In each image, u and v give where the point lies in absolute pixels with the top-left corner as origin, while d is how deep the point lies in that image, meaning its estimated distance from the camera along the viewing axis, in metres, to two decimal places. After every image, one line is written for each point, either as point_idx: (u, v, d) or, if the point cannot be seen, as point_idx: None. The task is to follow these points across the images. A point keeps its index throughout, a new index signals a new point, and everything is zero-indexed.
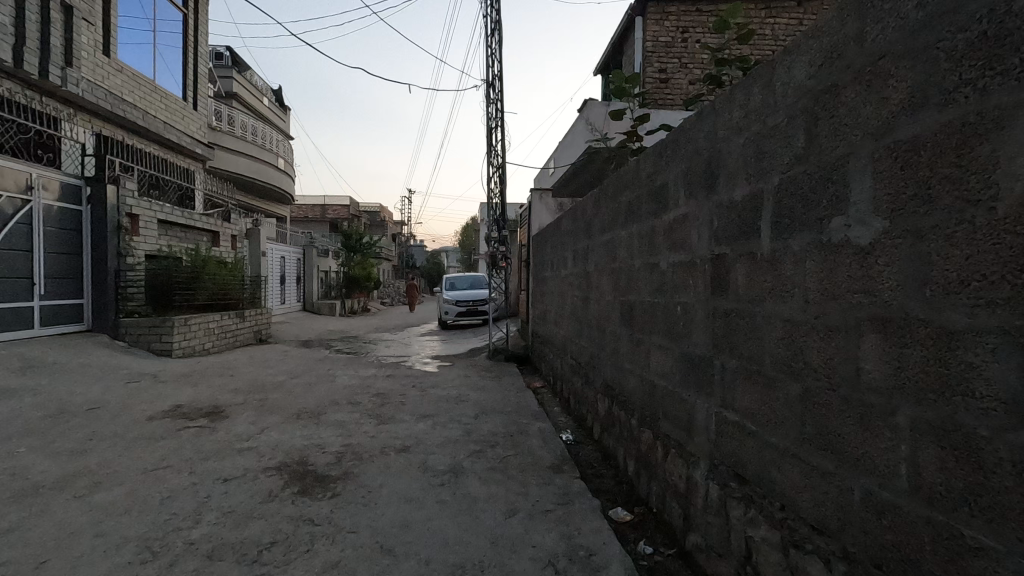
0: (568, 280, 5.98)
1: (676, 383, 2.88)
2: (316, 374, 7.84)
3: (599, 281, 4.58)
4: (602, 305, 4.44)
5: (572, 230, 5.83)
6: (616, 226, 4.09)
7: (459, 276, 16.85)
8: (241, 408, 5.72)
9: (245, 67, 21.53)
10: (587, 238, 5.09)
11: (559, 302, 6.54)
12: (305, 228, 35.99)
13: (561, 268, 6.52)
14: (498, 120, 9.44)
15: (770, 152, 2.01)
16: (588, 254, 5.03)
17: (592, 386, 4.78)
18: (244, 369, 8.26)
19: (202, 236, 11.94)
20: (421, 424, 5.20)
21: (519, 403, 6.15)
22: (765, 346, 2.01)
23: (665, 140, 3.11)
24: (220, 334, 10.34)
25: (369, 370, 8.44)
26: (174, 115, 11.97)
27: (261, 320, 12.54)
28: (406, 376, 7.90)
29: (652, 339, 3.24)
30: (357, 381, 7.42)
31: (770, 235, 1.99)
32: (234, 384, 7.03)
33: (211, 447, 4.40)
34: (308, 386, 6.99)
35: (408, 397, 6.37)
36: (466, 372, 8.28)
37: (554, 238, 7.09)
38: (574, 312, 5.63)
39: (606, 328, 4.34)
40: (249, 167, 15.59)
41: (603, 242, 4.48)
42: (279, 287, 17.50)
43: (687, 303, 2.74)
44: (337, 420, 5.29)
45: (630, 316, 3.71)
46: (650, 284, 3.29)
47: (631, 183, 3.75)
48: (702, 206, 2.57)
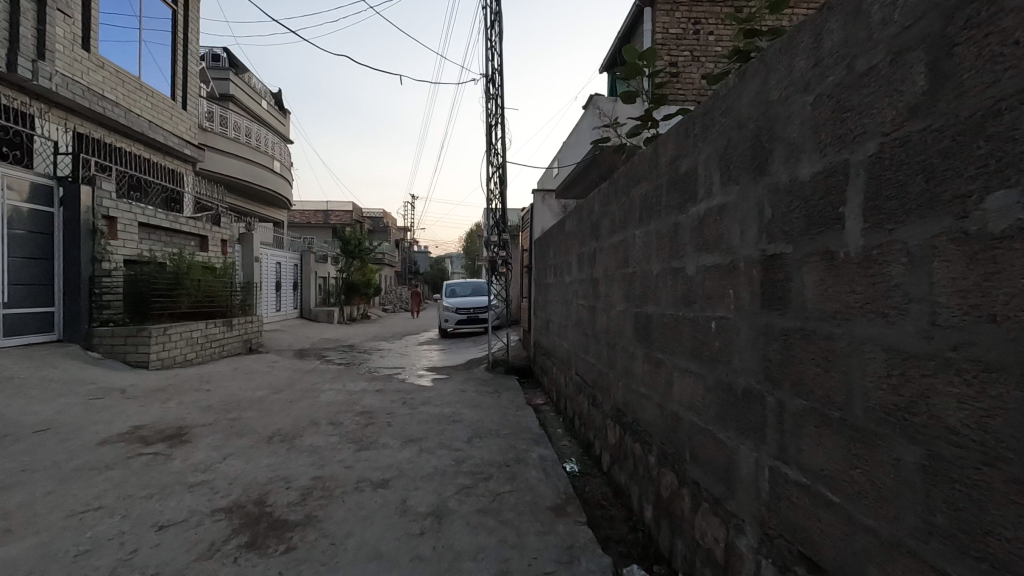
0: (573, 286, 5.40)
1: (708, 419, 2.28)
2: (300, 389, 7.26)
3: (608, 289, 3.99)
4: (612, 316, 3.85)
5: (577, 232, 5.25)
6: (628, 225, 3.51)
7: (460, 283, 16.28)
8: (208, 429, 5.14)
9: (243, 69, 21.11)
10: (594, 240, 4.51)
11: (563, 312, 5.95)
12: (306, 234, 35.58)
13: (564, 274, 5.93)
14: (498, 116, 8.88)
15: (858, 108, 1.42)
16: (595, 259, 4.44)
17: (600, 409, 4.18)
18: (225, 382, 7.70)
19: (190, 241, 11.45)
20: (406, 450, 4.60)
21: (518, 424, 5.54)
22: (853, 383, 1.41)
23: (691, 117, 2.53)
24: (205, 343, 9.84)
25: (359, 383, 7.86)
26: (162, 115, 11.49)
27: (251, 329, 12.00)
28: (397, 391, 7.30)
29: (675, 361, 2.65)
30: (343, 396, 6.83)
31: (860, 226, 1.40)
32: (208, 400, 6.45)
33: (160, 479, 3.82)
34: (289, 403, 6.41)
35: (396, 417, 5.77)
36: (463, 386, 7.68)
37: (557, 241, 6.50)
38: (579, 323, 5.05)
39: (616, 344, 3.75)
40: (243, 170, 15.09)
41: (612, 244, 3.89)
42: (274, 294, 16.95)
43: (723, 317, 2.15)
44: (312, 445, 4.69)
45: (646, 330, 3.11)
46: (672, 293, 2.70)
47: (646, 172, 3.18)
48: (746, 193, 1.98)
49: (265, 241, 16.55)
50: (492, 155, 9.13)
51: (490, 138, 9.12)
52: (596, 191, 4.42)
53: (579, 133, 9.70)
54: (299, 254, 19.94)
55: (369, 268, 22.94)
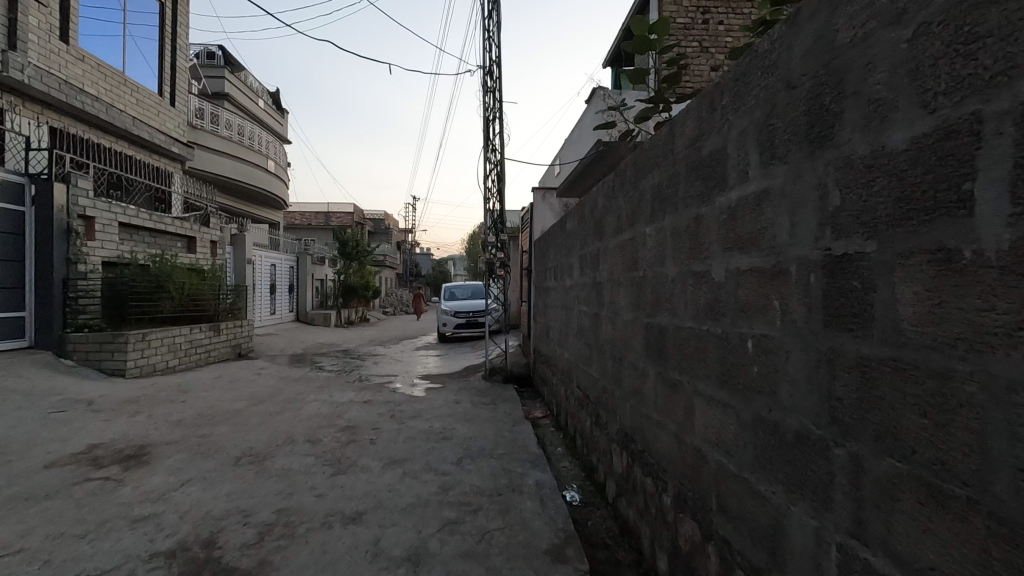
0: (575, 292, 4.92)
1: (744, 465, 1.78)
2: (282, 400, 6.79)
3: (613, 294, 3.50)
4: (619, 326, 3.37)
5: (579, 230, 4.78)
6: (637, 221, 3.02)
7: (459, 286, 15.83)
8: (172, 449, 4.67)
9: (240, 67, 20.73)
10: (597, 239, 4.02)
11: (564, 318, 5.47)
12: (306, 235, 35.19)
13: (565, 277, 5.44)
14: (496, 110, 8.43)
15: (1000, 30, 0.94)
16: (599, 261, 3.96)
17: (605, 431, 3.69)
18: (204, 391, 7.24)
19: (177, 242, 11.02)
20: (387, 474, 4.11)
21: (514, 441, 5.06)
22: (995, 450, 0.93)
23: (716, 86, 2.06)
24: (189, 349, 9.40)
25: (347, 393, 7.38)
26: (148, 111, 11.08)
27: (241, 334, 11.57)
28: (387, 402, 6.82)
29: (698, 386, 2.16)
30: (327, 409, 6.36)
31: (1006, 210, 0.92)
32: (180, 412, 5.99)
33: (101, 513, 3.34)
34: (267, 416, 5.93)
35: (381, 433, 5.29)
36: (457, 397, 7.20)
37: (558, 241, 6.04)
38: (581, 332, 4.57)
39: (623, 358, 3.26)
40: (236, 169, 14.67)
41: (619, 243, 3.41)
42: (268, 296, 16.52)
43: (766, 337, 1.66)
44: (283, 468, 4.22)
45: (659, 345, 2.63)
46: (693, 304, 2.22)
47: (659, 158, 2.69)
48: (799, 174, 1.50)
49: (259, 242, 16.12)
50: (490, 151, 8.65)
51: (488, 134, 8.64)
52: (600, 185, 3.94)
53: (581, 129, 9.24)
54: (295, 255, 19.51)
55: (368, 271, 22.52)
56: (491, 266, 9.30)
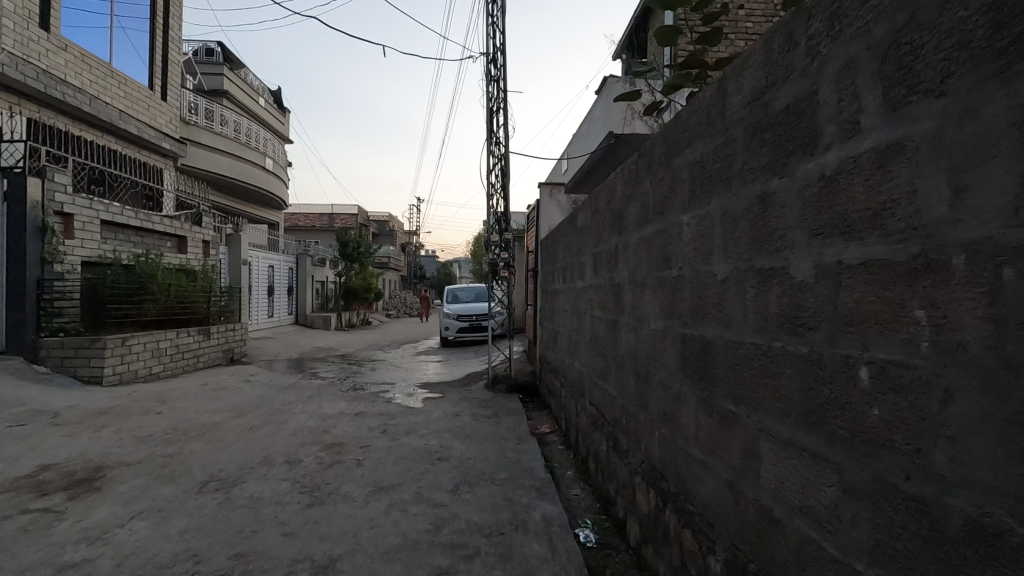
0: (588, 295, 4.35)
1: (855, 550, 1.22)
2: (267, 412, 6.25)
3: (638, 298, 2.94)
4: (644, 336, 2.81)
5: (592, 225, 4.21)
6: (669, 208, 2.46)
7: (463, 288, 15.30)
8: (132, 472, 4.12)
9: (240, 65, 20.31)
10: (615, 233, 3.46)
11: (575, 325, 4.91)
12: (309, 237, 34.78)
13: (576, 278, 4.88)
14: (499, 101, 7.89)
15: None
16: (618, 260, 3.40)
17: (625, 460, 3.13)
18: (184, 401, 6.71)
19: (167, 241, 10.55)
20: (371, 506, 3.55)
21: (518, 463, 4.50)
22: None
23: (795, 13, 1.50)
24: (175, 355, 8.89)
25: (338, 404, 6.83)
26: (138, 105, 10.62)
27: (233, 338, 11.07)
28: (381, 415, 6.27)
29: (767, 424, 1.60)
30: (314, 422, 5.81)
31: None
32: (152, 427, 5.46)
33: (24, 558, 2.79)
34: (248, 431, 5.39)
35: (370, 452, 4.73)
36: (457, 408, 6.66)
37: (566, 240, 5.49)
38: (596, 341, 4.00)
39: (651, 376, 2.69)
40: (233, 167, 14.19)
41: (643, 237, 2.85)
42: (265, 299, 16.03)
43: (900, 365, 1.10)
44: (253, 497, 3.67)
45: (702, 364, 2.07)
46: (758, 312, 1.66)
47: (702, 127, 2.13)
48: (975, 112, 0.95)
49: (256, 242, 15.63)
50: (493, 144, 8.09)
51: (491, 126, 8.08)
52: (619, 171, 3.39)
53: (591, 122, 8.67)
54: (295, 257, 19.03)
55: (369, 273, 22.03)
56: (495, 267, 8.69)
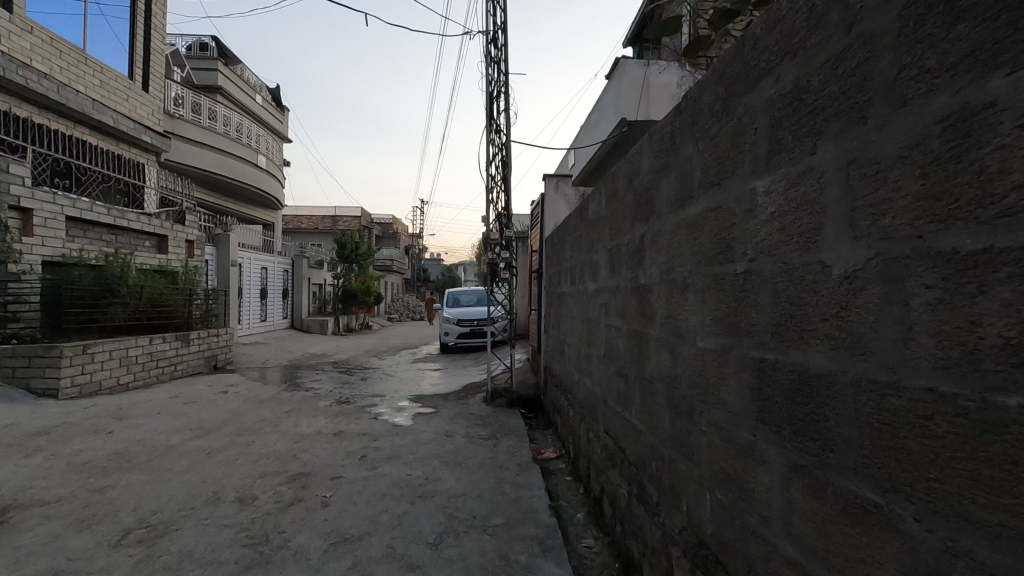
0: (602, 299, 3.58)
1: None
2: (234, 432, 5.50)
3: (676, 304, 2.17)
4: (687, 357, 2.04)
5: (608, 214, 3.45)
6: (731, 176, 1.70)
7: (464, 291, 14.57)
8: (42, 515, 3.36)
9: (236, 60, 19.67)
10: (640, 221, 2.71)
11: (586, 334, 4.14)
12: (310, 239, 34.17)
13: (588, 279, 4.12)
14: (500, 84, 7.16)
15: None
16: (644, 255, 2.64)
17: (656, 520, 2.36)
18: (144, 418, 5.96)
19: (145, 239, 9.89)
20: (327, 568, 2.79)
21: (517, 502, 3.74)
22: None
23: None
24: (147, 363, 8.19)
25: (317, 422, 6.07)
26: (116, 96, 9.96)
27: (216, 344, 10.37)
28: (363, 436, 5.50)
29: (975, 550, 0.84)
30: (285, 446, 5.05)
31: None
32: (94, 451, 4.71)
33: None
34: (204, 457, 4.63)
35: (340, 487, 3.96)
36: (450, 426, 5.91)
37: (575, 235, 4.74)
38: (613, 358, 3.24)
39: (698, 414, 1.93)
40: (223, 164, 13.52)
41: (685, 222, 2.09)
42: (258, 302, 15.34)
43: None
44: (182, 553, 2.92)
45: (801, 413, 1.31)
46: (939, 337, 0.91)
47: (794, 41, 1.37)
48: None
49: (247, 243, 14.96)
50: (492, 132, 7.33)
51: (490, 112, 7.33)
52: (647, 140, 2.63)
53: (600, 110, 7.91)
54: (291, 259, 18.34)
55: (369, 276, 21.32)
56: (495, 269, 7.88)
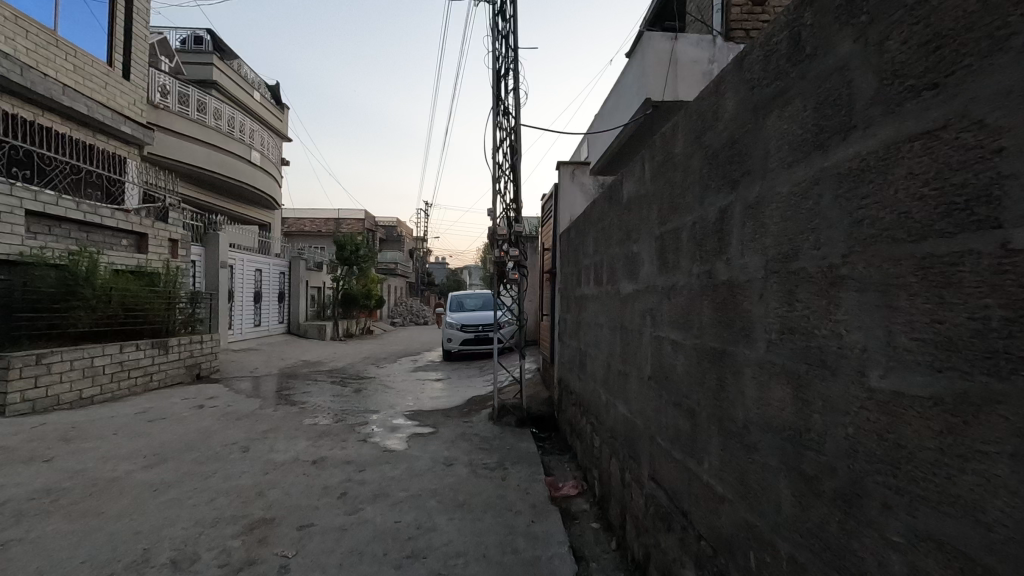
0: (646, 302, 2.73)
1: None
2: (195, 459, 4.66)
3: (806, 312, 1.33)
4: (840, 405, 1.20)
5: (657, 190, 2.60)
6: (985, 63, 0.87)
7: (469, 295, 13.73)
8: None
9: (233, 55, 18.94)
10: (720, 189, 1.86)
11: (619, 346, 3.28)
12: (311, 242, 33.43)
13: (621, 277, 3.26)
14: (509, 59, 6.34)
15: None
16: (727, 238, 1.80)
17: None
18: (95, 441, 5.14)
19: (122, 237, 9.12)
20: None
21: (534, 565, 2.89)
22: None
23: None
24: (116, 373, 7.40)
25: (296, 446, 5.22)
26: (92, 83, 9.21)
27: (200, 352, 9.56)
28: (347, 464, 4.65)
29: None
30: (251, 479, 4.21)
31: None
32: (17, 486, 3.88)
33: None
34: (148, 496, 3.79)
35: (307, 543, 3.11)
36: (451, 452, 5.06)
37: (602, 224, 3.91)
38: (666, 385, 2.39)
39: (875, 509, 1.09)
40: (214, 159, 12.73)
41: (830, 173, 1.26)
42: (251, 306, 14.55)
43: None
44: None
45: None
46: None
47: None
48: None
49: (239, 243, 14.17)
50: (499, 114, 6.47)
51: (497, 91, 6.49)
52: (733, 67, 1.78)
53: (620, 91, 7.05)
54: (288, 260, 17.56)
55: (370, 278, 20.52)
56: (502, 269, 7.00)
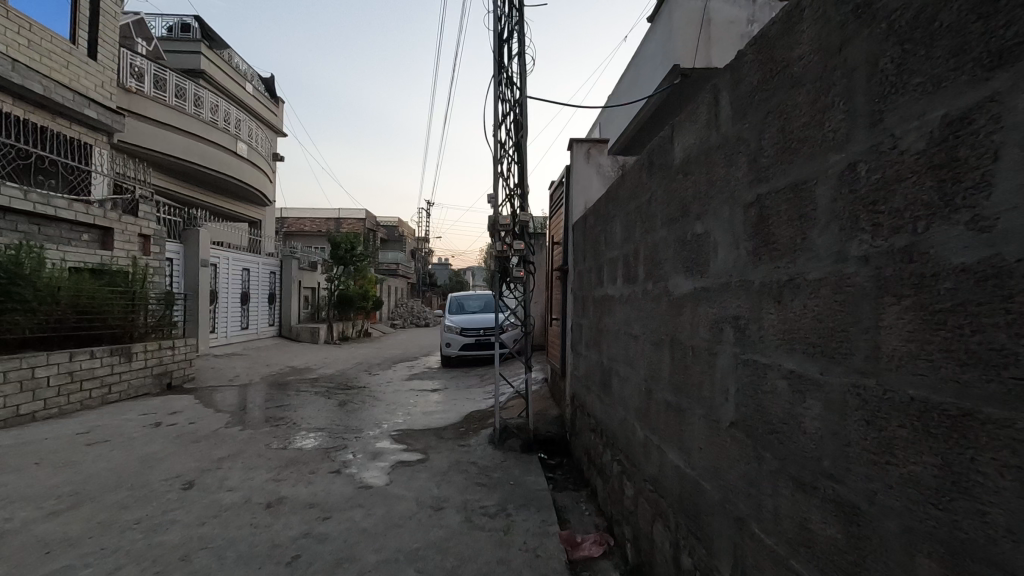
0: (724, 308, 1.78)
1: None
2: (119, 502, 3.71)
3: None
4: None
5: (748, 131, 1.65)
6: None
7: (469, 296, 12.78)
8: None
9: (223, 45, 18.05)
10: (946, 80, 0.92)
11: (669, 368, 2.34)
12: (311, 242, 32.49)
13: (673, 270, 2.32)
14: (513, 19, 5.41)
15: None
16: (983, 176, 0.86)
17: None
18: (6, 475, 4.19)
19: (82, 231, 8.22)
20: None
21: None
22: None
23: None
24: (64, 385, 6.49)
25: (254, 479, 4.27)
26: (51, 61, 8.31)
27: (173, 360, 8.64)
28: (310, 508, 3.71)
29: None
30: (180, 534, 3.26)
31: None
32: None
33: None
34: (35, 561, 2.86)
35: None
36: (441, 489, 4.11)
37: (637, 202, 2.95)
38: (775, 447, 1.45)
39: None
40: (195, 150, 11.81)
41: None
42: (237, 308, 13.64)
43: None
44: None
45: None
46: None
47: None
48: None
49: (223, 241, 13.23)
50: (502, 84, 5.53)
51: (499, 58, 5.53)
52: None
53: (642, 60, 6.11)
54: (280, 259, 16.64)
55: (367, 278, 19.58)
56: (505, 265, 6.05)
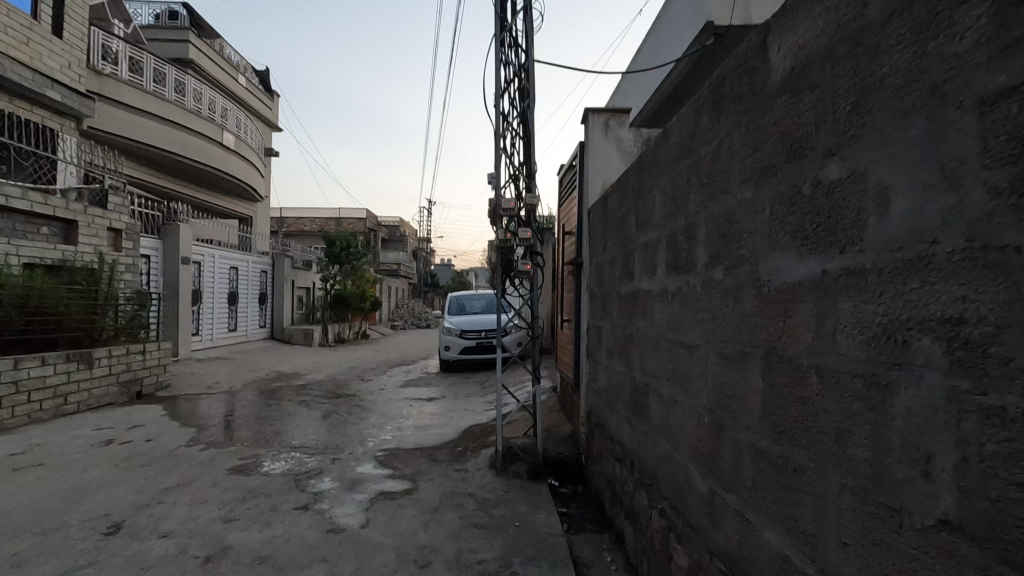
0: (913, 305, 0.98)
1: None
2: (18, 556, 2.90)
3: None
4: None
5: None
6: None
7: (471, 295, 11.95)
8: None
9: (214, 34, 17.25)
10: None
11: (762, 397, 1.53)
12: (309, 242, 31.69)
13: (768, 247, 1.50)
14: None
15: None
16: None
17: None
18: None
19: (41, 224, 7.43)
20: None
21: None
22: None
23: None
24: (5, 397, 5.70)
25: (199, 518, 3.46)
26: (8, 37, 7.53)
27: (145, 366, 7.85)
28: (260, 563, 2.89)
29: None
30: None
31: None
32: None
33: None
34: None
35: None
36: (429, 533, 3.29)
37: (692, 160, 2.12)
38: None
39: None
40: (176, 140, 11.03)
41: None
42: (224, 309, 12.85)
43: None
44: None
45: None
46: None
47: None
48: None
49: (212, 237, 12.45)
50: (504, 45, 4.70)
51: (501, 16, 4.72)
52: None
53: (670, 20, 5.27)
54: (272, 257, 15.85)
55: (365, 278, 18.78)
56: (509, 259, 5.21)
